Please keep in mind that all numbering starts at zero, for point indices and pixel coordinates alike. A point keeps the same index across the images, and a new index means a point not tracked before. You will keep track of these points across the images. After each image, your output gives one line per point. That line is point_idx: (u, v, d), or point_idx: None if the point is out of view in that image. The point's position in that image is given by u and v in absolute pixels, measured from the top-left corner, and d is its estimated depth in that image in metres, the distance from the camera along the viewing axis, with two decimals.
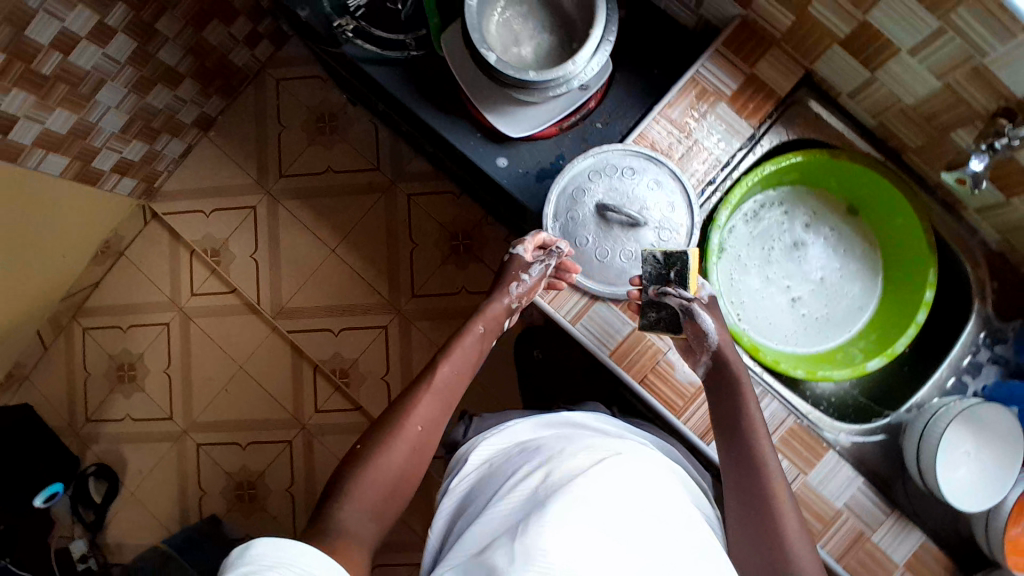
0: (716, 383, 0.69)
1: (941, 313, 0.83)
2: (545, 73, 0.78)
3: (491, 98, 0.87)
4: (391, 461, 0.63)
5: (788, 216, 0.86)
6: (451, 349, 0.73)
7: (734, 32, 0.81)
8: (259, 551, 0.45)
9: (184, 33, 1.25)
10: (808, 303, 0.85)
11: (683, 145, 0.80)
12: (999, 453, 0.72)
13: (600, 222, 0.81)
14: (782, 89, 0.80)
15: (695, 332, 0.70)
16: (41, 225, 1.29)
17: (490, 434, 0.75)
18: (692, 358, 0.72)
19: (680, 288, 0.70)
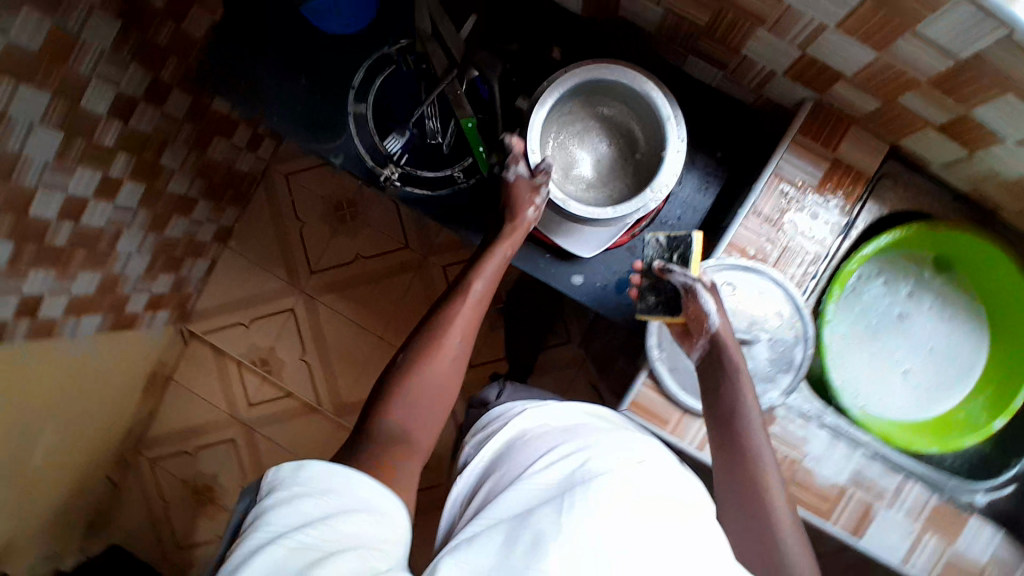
0: (711, 367, 0.68)
1: None
2: (622, 207, 0.74)
3: (553, 224, 0.83)
4: (409, 404, 0.64)
5: (888, 288, 0.84)
6: (473, 280, 0.73)
7: (809, 117, 0.76)
8: (312, 473, 0.52)
9: (190, 159, 1.18)
10: (918, 372, 0.85)
11: (777, 248, 0.77)
12: None
13: None
14: (869, 169, 0.76)
15: (696, 314, 0.70)
16: (90, 383, 1.25)
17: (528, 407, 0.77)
18: (689, 342, 0.72)
19: (686, 268, 0.71)
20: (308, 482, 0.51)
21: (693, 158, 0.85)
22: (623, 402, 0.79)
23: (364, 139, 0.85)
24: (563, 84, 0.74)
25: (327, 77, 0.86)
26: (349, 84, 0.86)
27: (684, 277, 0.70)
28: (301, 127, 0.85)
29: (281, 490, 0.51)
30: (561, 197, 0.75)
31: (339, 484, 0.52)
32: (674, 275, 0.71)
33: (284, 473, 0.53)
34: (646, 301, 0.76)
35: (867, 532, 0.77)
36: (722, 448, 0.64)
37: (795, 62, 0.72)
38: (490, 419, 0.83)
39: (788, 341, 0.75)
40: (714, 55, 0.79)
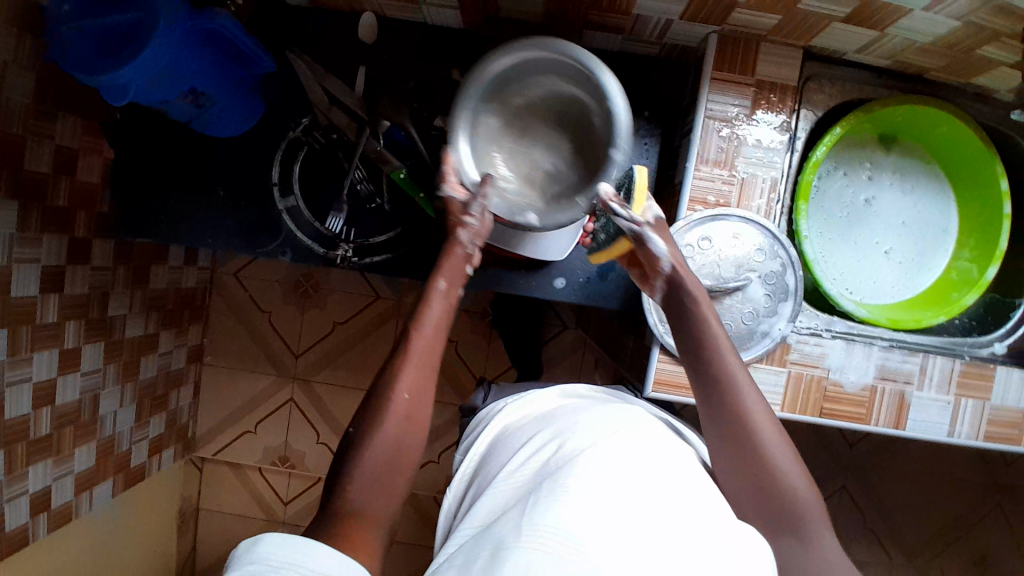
0: (674, 306, 0.69)
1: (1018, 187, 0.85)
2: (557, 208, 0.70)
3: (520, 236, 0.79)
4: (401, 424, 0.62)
5: (849, 178, 0.85)
6: (423, 312, 0.65)
7: (718, 49, 0.75)
8: (265, 551, 0.48)
9: (137, 298, 1.15)
10: (898, 247, 0.86)
11: (736, 186, 0.76)
12: None
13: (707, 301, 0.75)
14: (794, 78, 0.76)
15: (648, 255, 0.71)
16: (123, 546, 1.22)
17: (507, 407, 0.78)
18: (649, 284, 0.74)
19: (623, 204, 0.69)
20: (266, 557, 0.47)
21: None
22: (647, 385, 0.79)
23: (305, 230, 0.84)
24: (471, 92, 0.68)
25: (243, 181, 0.84)
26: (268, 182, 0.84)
27: (627, 219, 0.68)
28: (238, 237, 0.84)
29: (236, 570, 0.47)
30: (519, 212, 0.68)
31: (302, 557, 0.48)
32: (618, 217, 0.69)
33: (240, 557, 0.48)
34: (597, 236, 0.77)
35: (908, 418, 0.80)
36: (700, 386, 0.65)
37: (686, 7, 0.70)
38: (475, 422, 0.83)
39: (777, 270, 0.76)
40: (608, 23, 0.77)
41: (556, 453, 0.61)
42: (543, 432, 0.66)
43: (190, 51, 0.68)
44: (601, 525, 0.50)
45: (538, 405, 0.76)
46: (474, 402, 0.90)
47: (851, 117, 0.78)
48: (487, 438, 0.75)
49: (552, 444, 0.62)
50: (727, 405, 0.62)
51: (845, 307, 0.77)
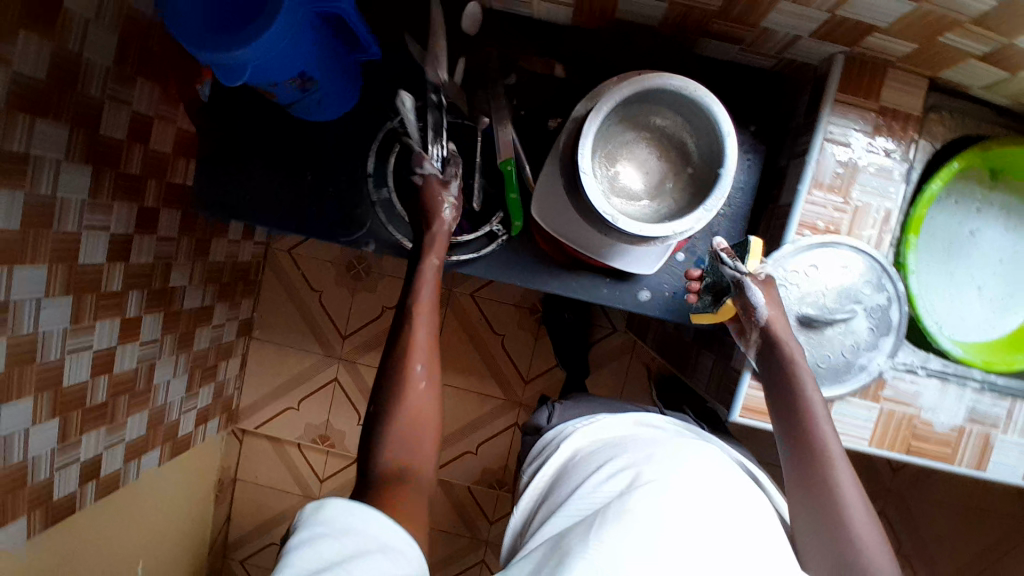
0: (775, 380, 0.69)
1: None
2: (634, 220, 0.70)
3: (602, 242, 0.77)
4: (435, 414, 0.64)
5: (952, 214, 0.82)
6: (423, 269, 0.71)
7: (843, 71, 0.73)
8: (331, 515, 0.51)
9: (196, 270, 1.14)
10: (992, 287, 0.83)
11: (848, 214, 0.74)
12: None
13: (809, 331, 0.74)
14: (917, 107, 0.74)
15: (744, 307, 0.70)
16: (165, 512, 1.22)
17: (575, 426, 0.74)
18: (742, 337, 0.73)
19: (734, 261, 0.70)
20: (332, 521, 0.50)
21: None
22: (734, 410, 0.77)
23: (393, 221, 0.82)
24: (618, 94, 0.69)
25: (335, 166, 0.82)
26: (362, 173, 0.82)
27: (732, 271, 0.70)
28: (324, 223, 0.82)
29: (306, 531, 0.50)
30: (609, 211, 0.69)
31: (357, 522, 0.50)
32: (724, 269, 0.71)
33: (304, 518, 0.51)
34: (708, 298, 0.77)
35: (991, 461, 0.78)
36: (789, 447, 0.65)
37: (820, 27, 0.68)
38: (542, 443, 0.78)
39: (883, 304, 0.74)
40: (728, 33, 0.75)
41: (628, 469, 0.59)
42: (615, 448, 0.64)
43: (308, 36, 0.66)
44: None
45: (607, 429, 0.71)
46: (538, 421, 0.85)
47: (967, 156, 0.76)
48: (558, 454, 0.70)
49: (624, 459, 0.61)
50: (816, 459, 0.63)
51: (941, 346, 0.75)
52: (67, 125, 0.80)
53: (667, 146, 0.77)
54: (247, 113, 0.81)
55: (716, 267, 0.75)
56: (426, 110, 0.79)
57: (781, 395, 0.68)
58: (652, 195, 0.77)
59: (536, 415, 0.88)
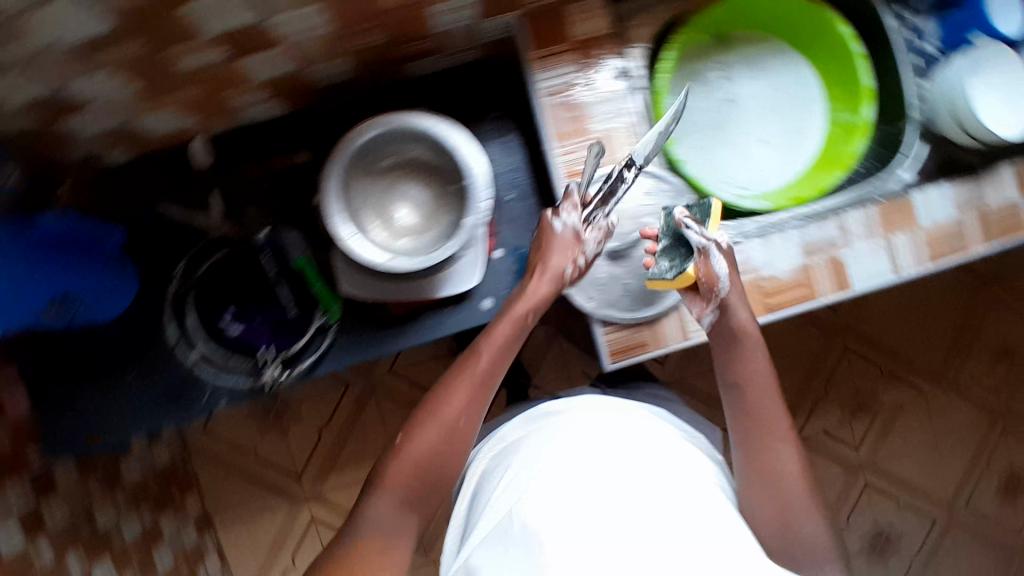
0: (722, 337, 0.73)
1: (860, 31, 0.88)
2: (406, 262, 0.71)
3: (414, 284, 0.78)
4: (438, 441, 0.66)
5: (705, 85, 0.86)
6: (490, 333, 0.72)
7: (527, 31, 0.76)
8: None
9: (122, 499, 1.12)
10: (772, 130, 0.87)
11: (597, 146, 0.78)
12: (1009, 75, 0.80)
13: (618, 259, 0.80)
14: (607, 24, 0.77)
15: (706, 274, 0.72)
16: None
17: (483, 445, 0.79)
18: (699, 304, 0.74)
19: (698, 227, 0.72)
20: None
21: (480, 132, 0.85)
22: (604, 359, 0.79)
23: (225, 370, 0.80)
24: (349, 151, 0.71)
25: (146, 352, 0.82)
26: (172, 343, 0.81)
27: (699, 235, 0.72)
28: (169, 404, 0.81)
29: None
30: (383, 262, 0.70)
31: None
32: (690, 235, 0.72)
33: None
34: (661, 265, 0.75)
35: (851, 277, 0.80)
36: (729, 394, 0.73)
37: (478, 8, 0.71)
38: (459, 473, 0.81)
39: (668, 204, 0.80)
40: (418, 51, 0.78)
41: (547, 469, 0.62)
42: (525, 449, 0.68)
43: (43, 257, 0.67)
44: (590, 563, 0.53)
45: (511, 433, 0.75)
46: None
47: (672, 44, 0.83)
48: (474, 475, 0.75)
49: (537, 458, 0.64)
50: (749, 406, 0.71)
51: (743, 206, 0.82)
52: None
53: (425, 171, 0.79)
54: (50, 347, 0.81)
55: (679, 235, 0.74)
56: (203, 257, 0.80)
57: (722, 346, 0.73)
58: (427, 223, 0.79)
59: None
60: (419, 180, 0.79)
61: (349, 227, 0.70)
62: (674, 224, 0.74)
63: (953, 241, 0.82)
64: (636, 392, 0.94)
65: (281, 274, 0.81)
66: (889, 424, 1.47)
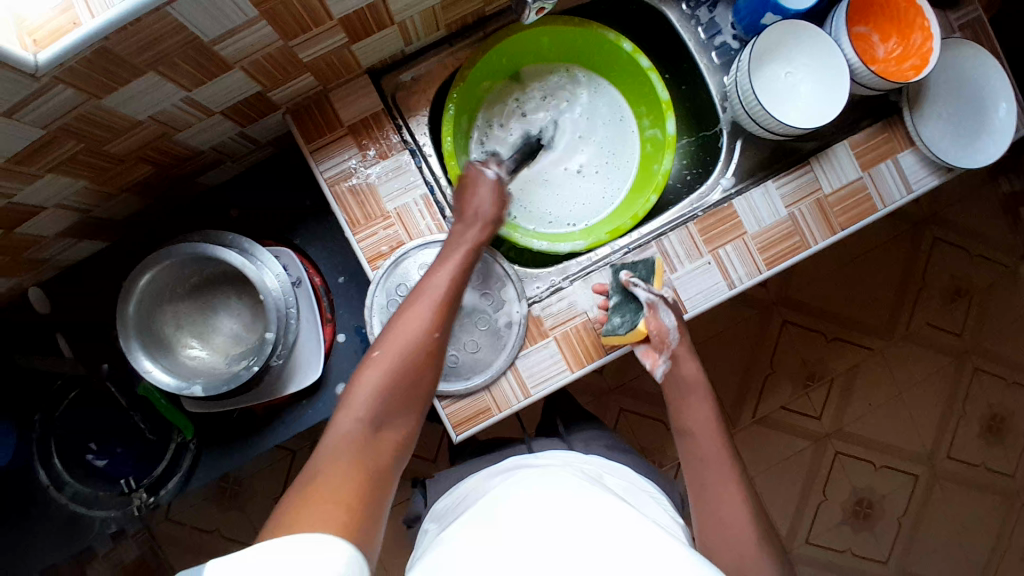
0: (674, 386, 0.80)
1: (657, 36, 0.88)
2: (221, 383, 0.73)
3: (252, 392, 0.79)
4: (387, 398, 0.61)
5: (507, 130, 0.89)
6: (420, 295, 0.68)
7: (299, 125, 0.76)
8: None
9: None
10: (585, 159, 0.89)
11: (395, 224, 0.77)
12: (812, 58, 0.77)
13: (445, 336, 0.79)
14: (377, 101, 0.76)
15: (658, 329, 0.76)
16: None
17: (447, 496, 0.87)
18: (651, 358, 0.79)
19: (643, 283, 0.74)
20: None
21: (306, 228, 0.88)
22: (451, 431, 0.77)
23: (94, 505, 0.84)
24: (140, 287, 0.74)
25: (21, 497, 0.84)
26: (40, 484, 0.84)
27: (648, 292, 0.74)
28: (55, 539, 0.84)
29: None
30: (189, 385, 0.72)
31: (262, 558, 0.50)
32: (638, 292, 0.74)
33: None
34: (612, 322, 0.76)
35: (684, 301, 0.78)
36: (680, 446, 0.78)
37: (230, 120, 0.73)
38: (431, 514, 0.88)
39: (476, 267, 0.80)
40: (202, 163, 0.81)
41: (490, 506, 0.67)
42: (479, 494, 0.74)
43: None
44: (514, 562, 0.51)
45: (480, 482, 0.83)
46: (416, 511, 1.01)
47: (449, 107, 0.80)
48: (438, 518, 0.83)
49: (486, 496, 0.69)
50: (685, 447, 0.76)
51: (564, 248, 0.81)
52: None
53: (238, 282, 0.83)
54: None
55: (626, 294, 0.76)
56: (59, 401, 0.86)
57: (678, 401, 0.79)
58: (250, 329, 0.83)
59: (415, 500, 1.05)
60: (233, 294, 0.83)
61: (152, 359, 0.73)
62: (621, 283, 0.77)
63: (787, 241, 0.78)
64: (594, 444, 0.94)
65: (133, 402, 0.85)
66: (849, 387, 1.42)
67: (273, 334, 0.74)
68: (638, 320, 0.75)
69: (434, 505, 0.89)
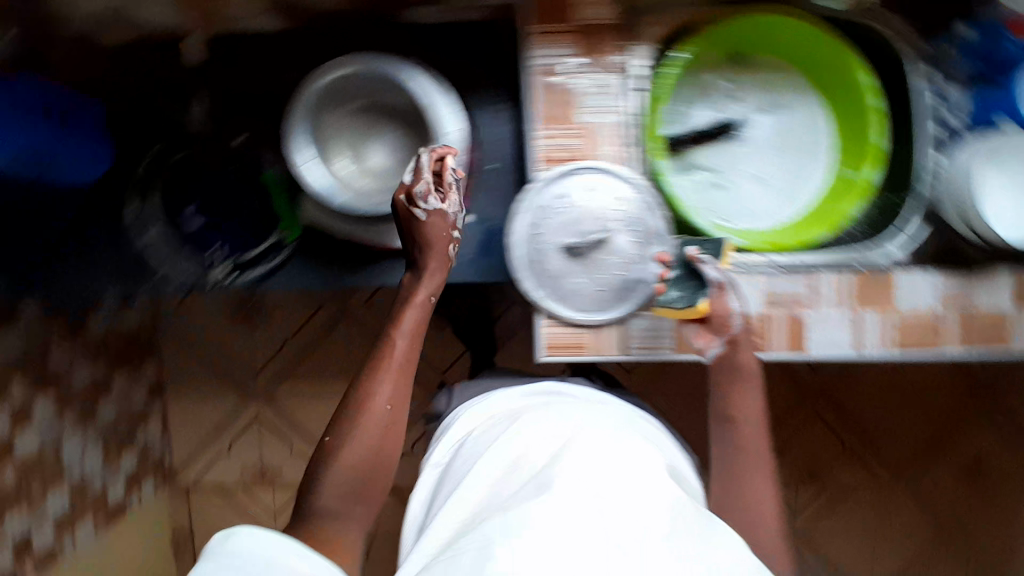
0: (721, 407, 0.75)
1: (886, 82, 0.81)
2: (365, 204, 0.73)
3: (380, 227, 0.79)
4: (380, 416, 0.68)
5: (710, 103, 0.81)
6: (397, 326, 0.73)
7: (537, 0, 0.72)
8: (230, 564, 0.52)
9: (79, 346, 1.19)
10: (767, 169, 0.83)
11: (579, 137, 0.75)
12: None
13: (577, 262, 0.76)
14: (619, 15, 0.73)
15: (718, 310, 0.76)
16: None
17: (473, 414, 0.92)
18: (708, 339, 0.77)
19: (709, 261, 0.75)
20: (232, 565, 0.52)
21: (473, 98, 0.81)
22: (538, 350, 0.79)
23: (177, 260, 0.82)
24: (323, 76, 0.72)
25: (104, 222, 0.82)
26: (131, 217, 0.82)
27: (717, 273, 0.75)
28: (116, 273, 0.82)
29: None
30: (321, 187, 0.72)
31: (268, 549, 0.54)
32: (708, 270, 0.75)
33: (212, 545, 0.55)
34: (670, 294, 0.77)
35: (809, 339, 0.79)
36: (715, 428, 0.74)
37: None
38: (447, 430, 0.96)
39: (639, 213, 0.76)
40: None
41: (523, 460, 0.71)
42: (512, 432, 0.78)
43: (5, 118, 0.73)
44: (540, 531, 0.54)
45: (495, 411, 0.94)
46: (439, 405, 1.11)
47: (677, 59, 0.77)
48: (455, 440, 0.92)
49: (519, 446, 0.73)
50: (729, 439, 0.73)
51: (728, 239, 0.79)
52: None
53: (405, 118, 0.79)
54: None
55: (690, 269, 0.76)
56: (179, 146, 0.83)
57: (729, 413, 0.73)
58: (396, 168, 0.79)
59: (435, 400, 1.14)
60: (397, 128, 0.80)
61: (302, 145, 0.72)
62: (686, 257, 0.76)
63: (926, 333, 0.78)
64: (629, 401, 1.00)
65: (247, 182, 0.83)
66: (839, 500, 1.42)
67: (420, 185, 0.72)
68: (697, 298, 0.75)
69: (458, 416, 0.97)
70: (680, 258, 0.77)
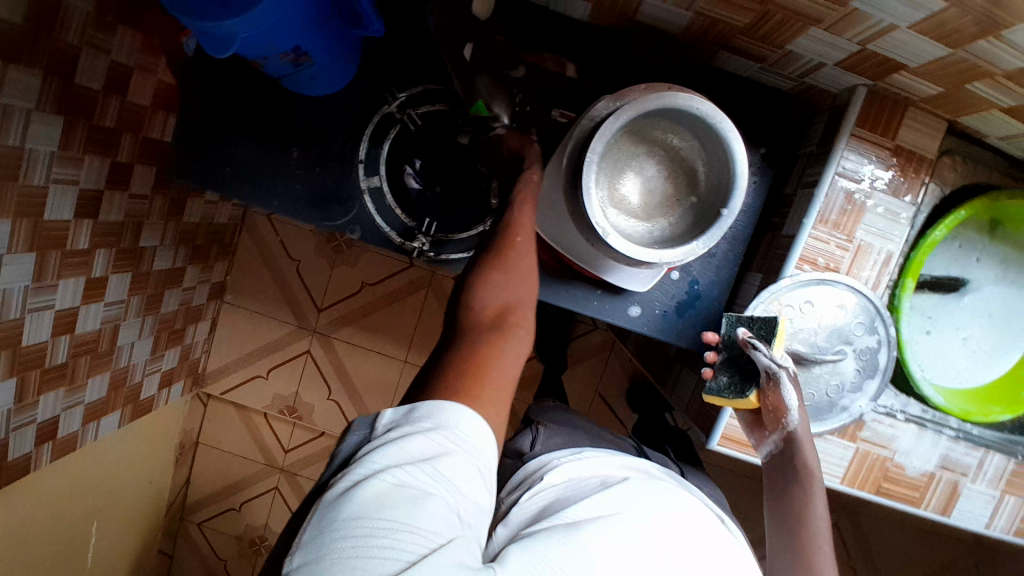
0: (782, 469, 0.68)
1: None
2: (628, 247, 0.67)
3: (605, 256, 0.74)
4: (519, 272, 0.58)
5: (957, 257, 0.80)
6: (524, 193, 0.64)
7: (864, 106, 0.69)
8: (422, 413, 0.45)
9: (170, 230, 1.09)
10: (978, 336, 0.82)
11: (849, 251, 0.72)
12: None
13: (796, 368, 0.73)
14: (932, 150, 0.71)
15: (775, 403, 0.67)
16: (109, 480, 1.14)
17: (569, 457, 0.70)
18: (759, 433, 0.71)
19: (764, 348, 0.66)
20: (421, 420, 0.44)
21: None
22: (713, 437, 0.77)
23: (377, 212, 0.78)
24: (642, 104, 0.66)
25: (328, 149, 0.78)
26: (354, 154, 0.78)
27: (767, 360, 0.65)
28: (310, 201, 0.78)
29: (377, 442, 0.44)
30: (603, 226, 0.66)
31: (456, 423, 0.44)
32: (758, 356, 0.66)
33: (393, 415, 0.46)
34: (718, 379, 0.70)
35: (956, 507, 0.78)
36: (773, 498, 0.67)
37: (832, 57, 0.65)
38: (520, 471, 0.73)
39: (872, 346, 0.72)
40: (750, 50, 0.69)
41: (620, 502, 0.59)
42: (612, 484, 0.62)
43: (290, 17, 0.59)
44: (630, 563, 0.51)
45: (598, 467, 0.68)
46: (520, 446, 0.80)
47: (960, 209, 0.71)
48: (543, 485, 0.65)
49: (615, 494, 0.60)
50: (794, 502, 0.65)
51: (923, 392, 0.75)
52: (39, 72, 0.73)
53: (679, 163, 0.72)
54: (206, 68, 0.75)
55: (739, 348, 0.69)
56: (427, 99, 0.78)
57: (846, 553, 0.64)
58: (650, 206, 0.72)
59: (517, 438, 0.83)
60: (665, 167, 0.72)
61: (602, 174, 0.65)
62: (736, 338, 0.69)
63: None
64: None
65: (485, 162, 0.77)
66: None
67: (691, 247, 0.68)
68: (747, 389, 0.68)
69: (552, 455, 0.72)
70: (732, 340, 0.70)
